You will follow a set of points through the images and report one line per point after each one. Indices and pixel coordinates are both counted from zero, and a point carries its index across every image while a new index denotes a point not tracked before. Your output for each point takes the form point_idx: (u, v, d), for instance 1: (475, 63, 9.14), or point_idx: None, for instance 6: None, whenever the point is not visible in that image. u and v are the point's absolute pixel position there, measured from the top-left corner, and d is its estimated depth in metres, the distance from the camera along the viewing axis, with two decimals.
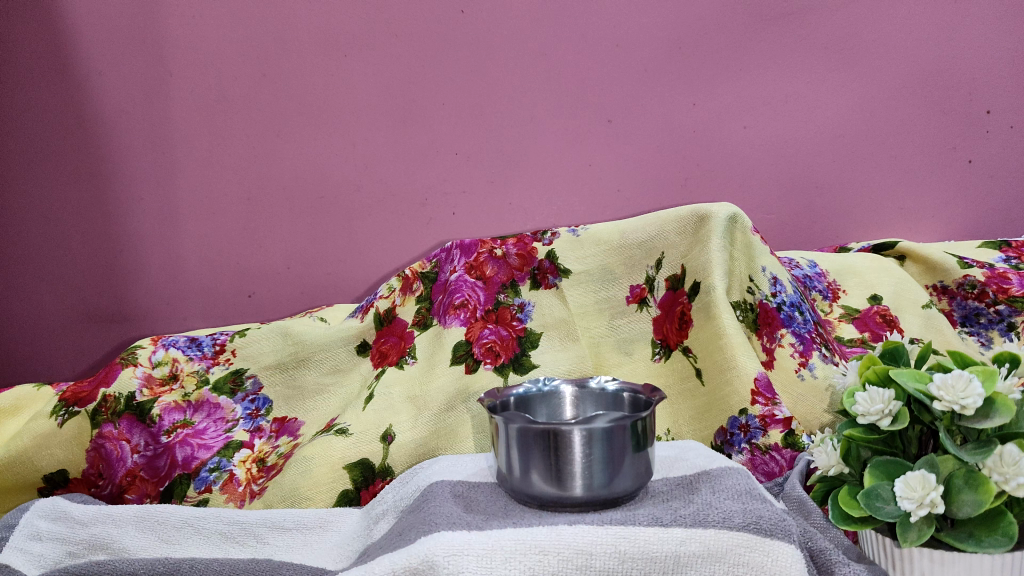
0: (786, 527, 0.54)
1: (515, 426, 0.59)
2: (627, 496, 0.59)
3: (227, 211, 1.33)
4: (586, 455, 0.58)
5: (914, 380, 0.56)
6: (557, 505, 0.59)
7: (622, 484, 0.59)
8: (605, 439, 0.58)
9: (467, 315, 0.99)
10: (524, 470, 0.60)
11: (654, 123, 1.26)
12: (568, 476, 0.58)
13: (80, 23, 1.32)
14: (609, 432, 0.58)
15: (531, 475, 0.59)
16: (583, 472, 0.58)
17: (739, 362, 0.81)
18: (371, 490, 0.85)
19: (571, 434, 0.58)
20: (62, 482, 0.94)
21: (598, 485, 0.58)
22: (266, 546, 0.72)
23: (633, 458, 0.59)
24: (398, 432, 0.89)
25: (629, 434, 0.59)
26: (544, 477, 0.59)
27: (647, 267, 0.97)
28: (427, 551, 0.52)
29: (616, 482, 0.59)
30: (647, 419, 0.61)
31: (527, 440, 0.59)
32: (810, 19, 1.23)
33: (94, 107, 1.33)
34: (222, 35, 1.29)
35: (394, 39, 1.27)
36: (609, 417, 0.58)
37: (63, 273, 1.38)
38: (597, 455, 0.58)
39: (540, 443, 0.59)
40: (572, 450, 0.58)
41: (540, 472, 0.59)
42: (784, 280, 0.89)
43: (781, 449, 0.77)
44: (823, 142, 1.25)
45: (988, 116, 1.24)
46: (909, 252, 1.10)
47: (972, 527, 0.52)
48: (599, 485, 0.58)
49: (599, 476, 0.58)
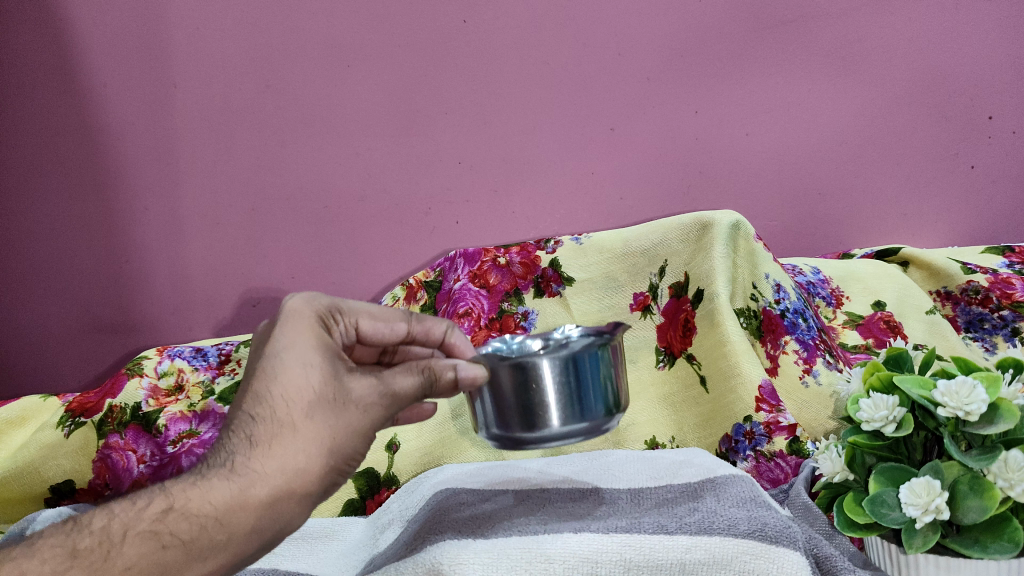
0: (792, 535, 0.53)
1: (485, 361, 0.58)
2: (606, 428, 0.59)
3: (231, 221, 1.34)
4: (559, 382, 0.56)
5: (917, 386, 0.56)
6: (540, 443, 0.57)
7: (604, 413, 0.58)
8: (580, 367, 0.57)
9: (471, 324, 1.00)
10: (501, 410, 0.58)
11: (656, 130, 1.26)
12: (543, 407, 0.56)
13: (84, 36, 1.33)
14: (579, 358, 0.57)
15: (508, 414, 0.58)
16: (559, 403, 0.56)
17: (742, 370, 0.81)
18: (375, 499, 0.90)
19: (541, 363, 0.56)
20: (69, 492, 0.96)
21: (575, 415, 0.57)
22: (273, 556, 0.70)
23: (610, 384, 0.59)
24: (403, 441, 0.93)
25: (604, 357, 0.59)
26: (520, 413, 0.57)
27: (651, 275, 0.97)
28: (433, 561, 0.54)
29: (595, 411, 0.58)
30: (614, 349, 0.60)
31: (498, 378, 0.58)
32: (812, 26, 1.22)
33: (98, 119, 1.35)
34: (225, 46, 1.30)
35: (397, 49, 1.28)
36: (577, 342, 0.57)
37: (71, 284, 1.40)
38: (570, 384, 0.56)
39: (510, 379, 0.57)
40: (544, 379, 0.56)
41: (511, 402, 0.57)
42: (787, 287, 0.89)
43: (786, 457, 0.76)
44: (825, 148, 1.25)
45: (990, 122, 1.24)
46: (913, 258, 1.10)
47: (978, 533, 0.51)
48: (576, 414, 0.57)
49: (575, 405, 0.57)
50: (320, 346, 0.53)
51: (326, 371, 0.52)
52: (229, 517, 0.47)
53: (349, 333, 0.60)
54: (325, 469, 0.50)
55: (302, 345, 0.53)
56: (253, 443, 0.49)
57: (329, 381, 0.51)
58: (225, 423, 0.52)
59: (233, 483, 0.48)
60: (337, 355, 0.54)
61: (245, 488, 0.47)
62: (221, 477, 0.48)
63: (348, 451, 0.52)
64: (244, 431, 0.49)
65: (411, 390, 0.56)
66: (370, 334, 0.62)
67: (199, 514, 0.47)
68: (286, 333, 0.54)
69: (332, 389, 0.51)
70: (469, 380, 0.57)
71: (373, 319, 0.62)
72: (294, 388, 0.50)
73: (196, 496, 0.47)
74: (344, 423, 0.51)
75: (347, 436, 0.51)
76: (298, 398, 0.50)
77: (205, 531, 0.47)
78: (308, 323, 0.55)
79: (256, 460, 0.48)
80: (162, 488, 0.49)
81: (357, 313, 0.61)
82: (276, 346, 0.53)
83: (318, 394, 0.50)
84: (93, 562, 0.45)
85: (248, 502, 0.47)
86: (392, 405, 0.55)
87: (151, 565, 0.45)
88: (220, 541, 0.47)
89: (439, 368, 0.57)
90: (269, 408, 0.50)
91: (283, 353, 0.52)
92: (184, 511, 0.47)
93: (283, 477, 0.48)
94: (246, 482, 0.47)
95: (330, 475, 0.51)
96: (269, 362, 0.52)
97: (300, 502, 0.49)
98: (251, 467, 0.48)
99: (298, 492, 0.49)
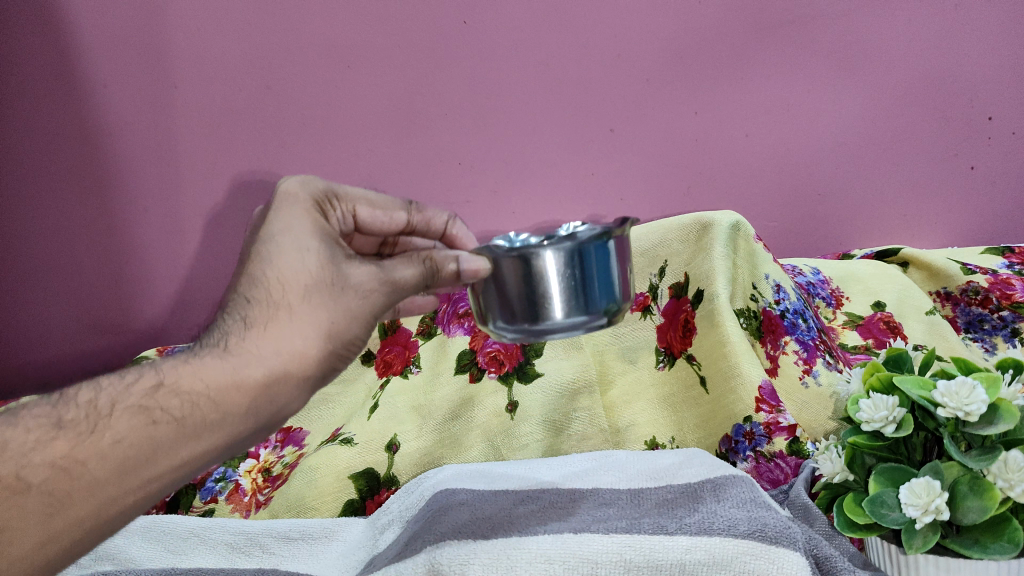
0: (792, 535, 0.53)
1: (488, 255, 0.53)
2: (614, 322, 0.55)
3: (231, 223, 1.35)
4: (563, 275, 0.51)
5: (917, 387, 0.56)
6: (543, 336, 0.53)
7: (613, 307, 0.54)
8: (587, 258, 0.52)
9: (470, 324, 1.03)
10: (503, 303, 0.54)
11: (656, 132, 1.26)
12: (546, 300, 0.52)
13: (81, 39, 1.33)
14: (585, 248, 0.52)
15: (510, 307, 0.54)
16: (563, 296, 0.52)
17: (743, 370, 0.81)
18: (376, 500, 0.89)
19: (544, 255, 0.51)
20: None
21: (580, 307, 0.52)
22: (272, 557, 0.70)
23: (618, 277, 0.55)
24: (403, 441, 0.93)
25: (613, 249, 0.54)
26: (522, 306, 0.53)
27: (651, 276, 0.99)
28: (433, 561, 0.56)
29: (602, 304, 0.53)
30: (622, 239, 0.55)
31: (499, 269, 0.53)
32: (812, 27, 1.19)
33: (98, 121, 1.36)
34: (223, 46, 1.29)
35: (396, 50, 1.27)
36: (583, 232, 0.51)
37: (77, 284, 1.43)
38: (575, 276, 0.52)
39: (511, 269, 0.53)
40: (546, 272, 0.51)
41: (516, 296, 0.53)
42: (787, 287, 0.90)
43: (786, 457, 0.76)
44: (825, 150, 1.24)
45: (989, 122, 1.21)
46: (913, 258, 1.10)
47: (978, 534, 0.51)
48: (581, 307, 0.52)
49: (582, 297, 0.52)
50: (317, 231, 0.55)
51: (322, 256, 0.53)
52: (221, 396, 0.49)
53: (346, 218, 0.61)
54: (321, 352, 0.52)
55: (298, 230, 0.54)
56: (247, 325, 0.51)
57: (326, 266, 0.53)
58: (219, 308, 0.53)
59: (227, 362, 0.50)
60: (334, 239, 0.55)
61: (240, 369, 0.49)
62: (214, 357, 0.50)
63: (346, 337, 0.54)
64: (239, 314, 0.51)
65: (415, 279, 0.57)
66: (369, 220, 0.63)
67: (189, 390, 0.49)
68: (282, 217, 0.55)
69: (330, 275, 0.53)
70: (472, 273, 0.54)
71: (371, 207, 0.62)
72: (289, 273, 0.52)
73: (187, 374, 0.49)
74: (343, 308, 0.53)
75: (346, 322, 0.53)
76: (296, 281, 0.52)
77: (197, 408, 0.48)
78: (304, 207, 0.56)
79: (249, 341, 0.50)
80: (152, 365, 0.51)
81: (355, 200, 0.61)
82: (271, 230, 0.54)
83: (316, 279, 0.52)
84: (82, 434, 0.47)
85: (243, 382, 0.49)
86: (392, 293, 0.56)
87: (140, 439, 0.47)
88: (213, 420, 0.49)
89: (444, 258, 0.56)
90: (265, 291, 0.51)
91: (279, 236, 0.53)
92: (174, 387, 0.49)
93: (278, 359, 0.51)
94: (241, 362, 0.49)
95: (327, 359, 0.53)
96: (265, 245, 0.53)
97: (296, 384, 0.52)
98: (245, 347, 0.50)
99: (294, 374, 0.51)
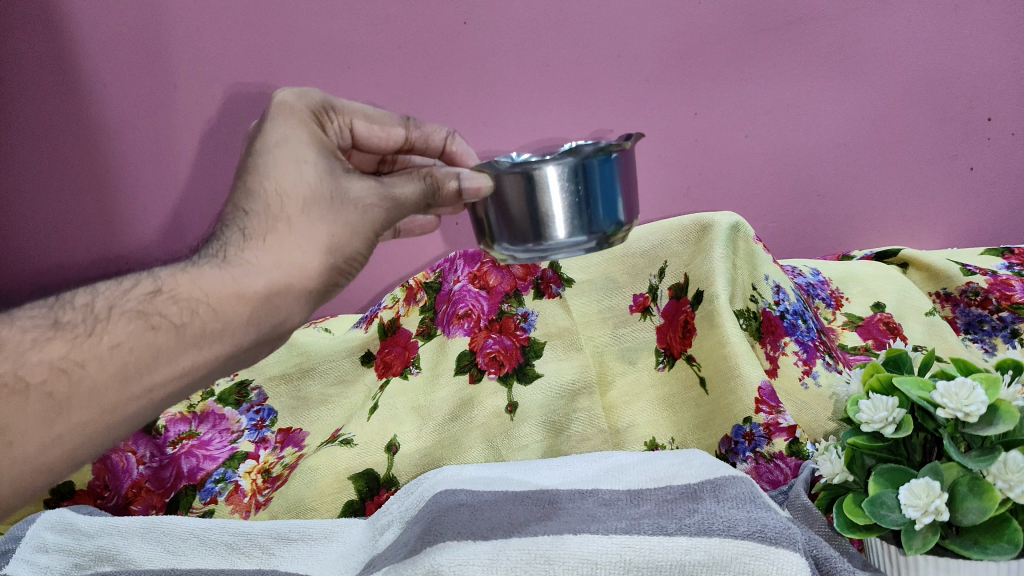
0: (792, 536, 0.53)
1: (490, 172, 0.53)
2: (617, 240, 0.55)
3: None
4: (565, 191, 0.51)
5: (916, 387, 0.56)
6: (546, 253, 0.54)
7: (616, 224, 0.54)
8: (590, 173, 0.52)
9: (471, 325, 1.01)
10: (505, 220, 0.55)
11: (655, 132, 1.27)
12: (547, 216, 0.52)
13: (90, 42, 1.37)
14: (587, 163, 0.51)
15: (512, 224, 0.54)
16: (565, 212, 0.52)
17: (743, 370, 0.80)
18: (375, 501, 0.89)
19: (546, 169, 0.51)
20: (68, 493, 0.94)
21: (582, 225, 0.52)
22: (273, 558, 0.70)
23: (622, 193, 0.54)
24: (403, 442, 0.93)
25: (616, 165, 0.54)
26: (524, 223, 0.53)
27: (650, 276, 0.98)
28: (433, 563, 0.56)
29: (604, 222, 0.53)
30: (626, 155, 0.54)
31: (501, 186, 0.54)
32: (810, 29, 1.18)
33: (108, 123, 1.41)
34: (224, 46, 1.32)
35: (398, 51, 1.29)
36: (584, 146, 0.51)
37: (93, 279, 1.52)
38: (577, 192, 0.51)
39: (513, 186, 0.53)
40: (548, 187, 0.51)
41: (519, 214, 0.53)
42: (787, 288, 0.90)
43: (786, 458, 0.76)
44: (824, 150, 1.25)
45: (988, 123, 1.21)
46: (913, 259, 1.13)
47: (977, 534, 0.51)
48: (583, 224, 0.52)
49: (584, 214, 0.52)
50: (314, 143, 0.55)
51: (320, 168, 0.54)
52: (220, 304, 0.49)
53: (343, 132, 0.60)
54: (322, 264, 0.53)
55: (296, 143, 0.54)
56: (247, 237, 0.51)
57: (325, 180, 0.53)
58: (219, 220, 0.53)
59: (227, 271, 0.50)
60: (332, 153, 0.56)
61: (240, 278, 0.50)
62: (212, 266, 0.50)
63: (347, 251, 0.54)
64: (239, 226, 0.52)
65: (415, 196, 0.58)
66: (366, 134, 0.62)
67: (187, 297, 0.49)
68: (278, 128, 0.55)
69: (330, 188, 0.53)
70: (473, 189, 0.55)
71: (369, 121, 0.61)
72: (288, 184, 0.52)
73: (186, 282, 0.49)
74: (343, 221, 0.54)
75: (347, 235, 0.54)
76: (295, 192, 0.52)
77: (196, 315, 0.49)
78: (302, 117, 0.56)
79: (248, 253, 0.51)
80: (152, 275, 0.51)
81: (352, 113, 0.60)
82: (267, 140, 0.54)
83: (315, 190, 0.53)
84: (80, 336, 0.47)
85: (243, 291, 0.50)
86: (393, 209, 0.57)
87: (140, 344, 0.47)
88: (213, 328, 0.49)
89: (446, 176, 0.57)
90: (263, 202, 0.52)
91: (276, 148, 0.54)
92: (173, 294, 0.49)
93: (279, 271, 0.51)
94: (240, 272, 0.50)
95: (329, 273, 0.53)
96: (262, 157, 0.53)
97: (296, 296, 0.52)
98: (244, 258, 0.50)
99: (294, 287, 0.52)
